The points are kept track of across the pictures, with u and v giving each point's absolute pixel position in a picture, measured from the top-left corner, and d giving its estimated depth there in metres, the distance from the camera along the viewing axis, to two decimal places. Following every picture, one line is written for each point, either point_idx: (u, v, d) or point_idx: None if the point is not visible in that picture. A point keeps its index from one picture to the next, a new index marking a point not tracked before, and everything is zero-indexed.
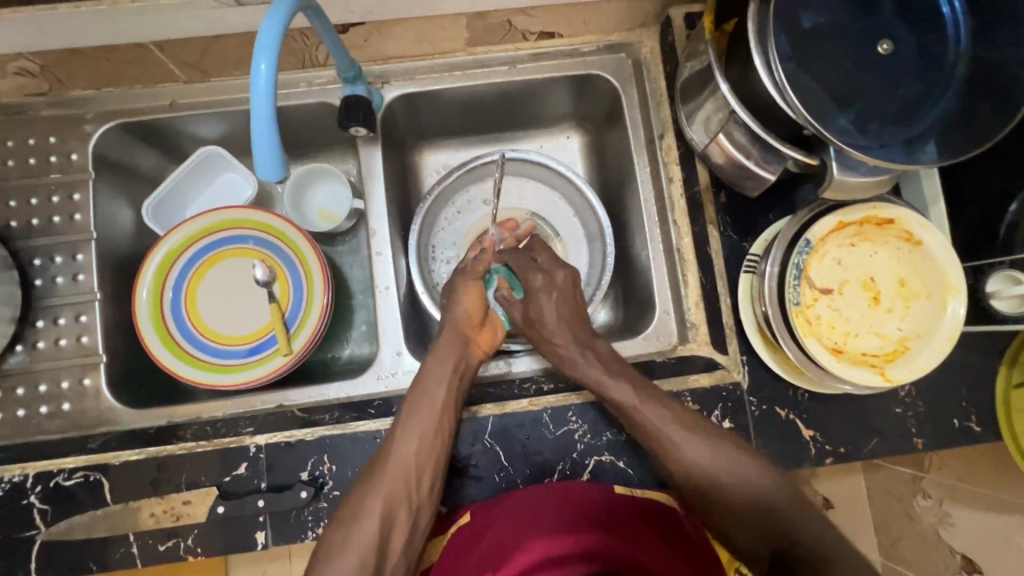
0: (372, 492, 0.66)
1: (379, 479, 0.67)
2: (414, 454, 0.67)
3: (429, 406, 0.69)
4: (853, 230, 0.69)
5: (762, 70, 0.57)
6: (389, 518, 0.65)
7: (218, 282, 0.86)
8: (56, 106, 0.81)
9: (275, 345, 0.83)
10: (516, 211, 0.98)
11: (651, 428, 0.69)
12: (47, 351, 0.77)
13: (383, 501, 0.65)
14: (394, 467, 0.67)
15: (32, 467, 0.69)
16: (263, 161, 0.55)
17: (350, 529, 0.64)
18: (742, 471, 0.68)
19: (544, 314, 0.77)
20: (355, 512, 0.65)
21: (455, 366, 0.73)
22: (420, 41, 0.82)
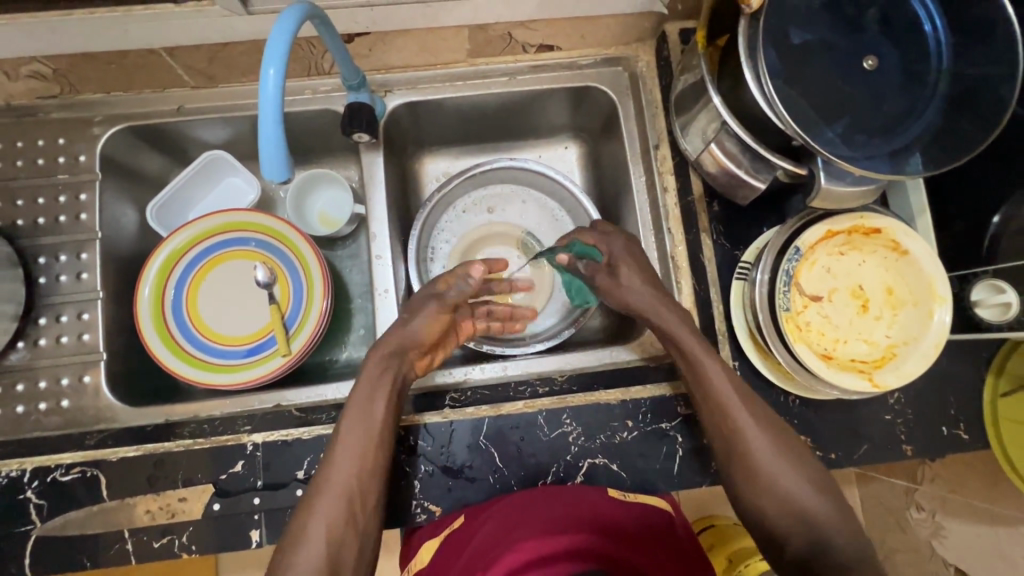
0: (313, 513, 0.60)
1: (321, 498, 0.61)
2: (351, 472, 0.63)
3: (367, 417, 0.66)
4: (842, 239, 0.70)
5: (753, 85, 0.59)
6: (337, 542, 0.59)
7: (212, 282, 0.88)
8: (67, 109, 0.83)
9: (272, 346, 0.85)
10: (510, 224, 1.00)
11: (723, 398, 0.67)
12: (49, 348, 0.78)
13: (327, 522, 0.60)
14: (337, 484, 0.62)
15: (30, 462, 0.69)
16: (269, 163, 0.57)
17: (295, 555, 0.58)
18: (780, 461, 0.64)
19: (636, 288, 0.74)
20: (297, 536, 0.59)
21: (394, 374, 0.70)
22: (423, 52, 0.84)
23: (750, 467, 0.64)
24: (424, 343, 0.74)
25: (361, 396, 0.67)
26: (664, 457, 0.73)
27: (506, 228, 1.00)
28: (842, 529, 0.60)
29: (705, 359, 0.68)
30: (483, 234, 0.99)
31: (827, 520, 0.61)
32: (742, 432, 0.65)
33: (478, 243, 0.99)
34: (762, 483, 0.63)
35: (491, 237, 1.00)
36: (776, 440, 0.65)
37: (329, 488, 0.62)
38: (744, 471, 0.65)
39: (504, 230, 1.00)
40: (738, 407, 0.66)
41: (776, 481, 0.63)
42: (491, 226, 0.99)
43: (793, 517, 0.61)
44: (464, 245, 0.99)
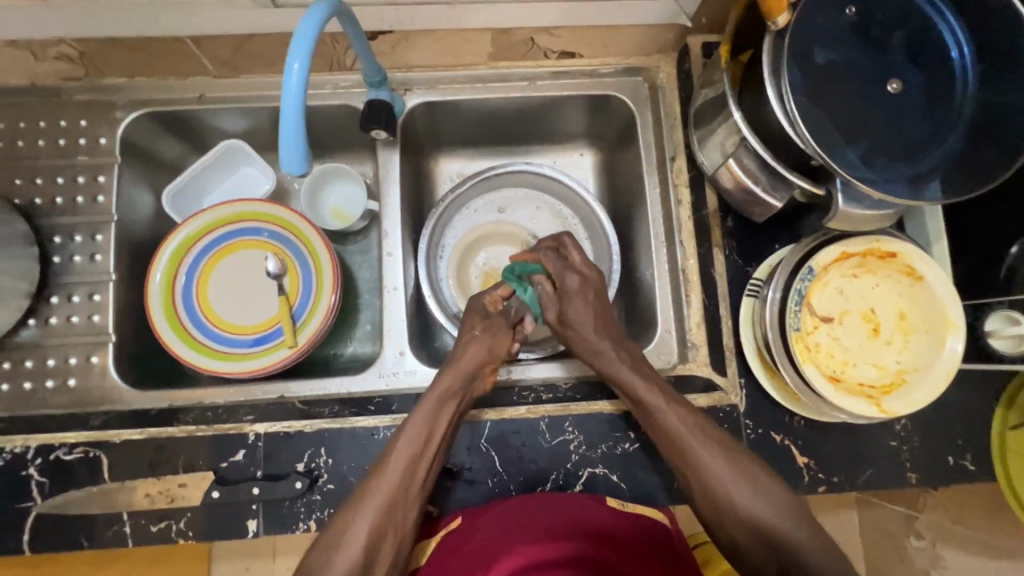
0: (357, 519, 0.62)
1: (365, 506, 0.63)
2: (399, 483, 0.64)
3: (427, 431, 0.67)
4: (856, 261, 0.70)
5: (775, 102, 0.59)
6: (375, 549, 0.61)
7: (237, 274, 0.88)
8: (89, 92, 0.83)
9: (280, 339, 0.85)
10: (519, 227, 1.00)
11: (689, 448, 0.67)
12: (59, 327, 0.78)
13: (369, 529, 0.61)
14: (386, 493, 0.63)
15: (35, 439, 0.70)
16: (288, 156, 0.57)
17: (332, 557, 0.60)
18: (739, 476, 0.66)
19: (586, 336, 0.75)
20: (336, 539, 0.61)
21: (462, 393, 0.70)
22: (445, 53, 0.84)
23: (712, 485, 0.66)
24: (491, 365, 0.73)
25: (425, 409, 0.68)
26: (664, 471, 0.73)
27: (516, 229, 0.99)
28: (807, 544, 0.63)
29: (648, 396, 0.69)
30: (489, 232, 1.00)
31: (792, 535, 0.63)
32: (710, 470, 0.66)
33: (480, 239, 1.00)
34: (723, 498, 0.66)
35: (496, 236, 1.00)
36: (735, 459, 0.67)
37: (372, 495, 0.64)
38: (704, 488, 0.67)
39: (511, 231, 1.00)
40: (693, 434, 0.68)
41: (755, 514, 0.64)
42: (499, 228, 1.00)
43: (758, 531, 0.64)
44: (465, 243, 0.99)
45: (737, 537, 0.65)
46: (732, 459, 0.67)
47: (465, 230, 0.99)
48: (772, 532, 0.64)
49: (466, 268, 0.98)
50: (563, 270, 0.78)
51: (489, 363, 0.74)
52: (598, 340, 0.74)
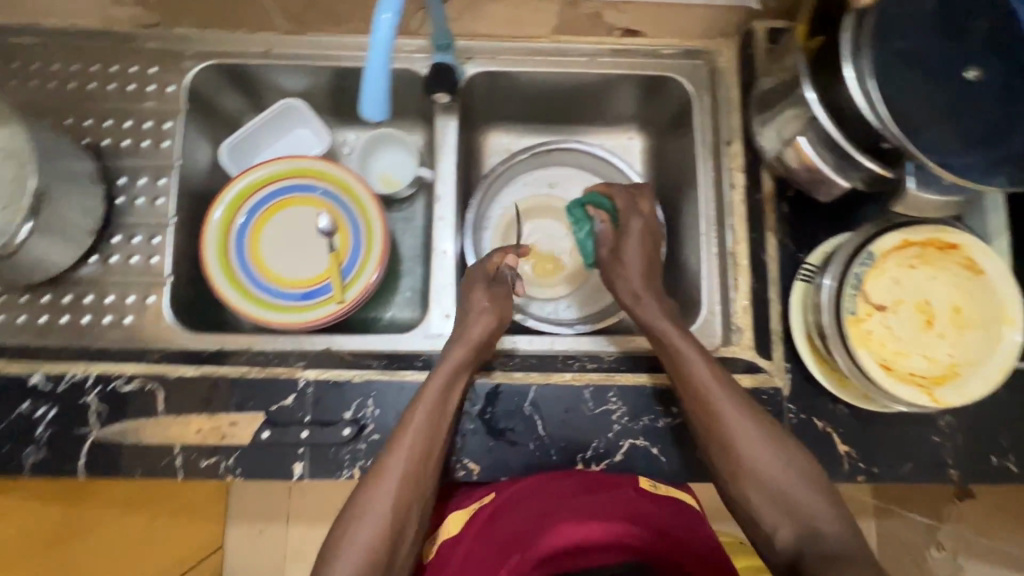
0: (381, 490, 0.63)
1: (382, 476, 0.64)
2: (416, 459, 0.65)
3: (441, 406, 0.68)
4: (915, 251, 0.69)
5: (853, 83, 0.60)
6: (400, 522, 0.63)
7: (280, 232, 0.90)
8: (162, 40, 0.85)
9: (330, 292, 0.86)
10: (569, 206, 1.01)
11: (720, 416, 0.68)
12: (119, 266, 0.80)
13: (393, 501, 0.63)
14: (405, 467, 0.64)
15: (96, 368, 0.71)
16: (370, 101, 0.58)
17: (357, 524, 0.62)
18: (764, 449, 0.66)
19: (631, 280, 0.79)
20: (362, 507, 0.63)
21: (469, 367, 0.71)
22: (511, 23, 0.85)
23: (740, 467, 0.66)
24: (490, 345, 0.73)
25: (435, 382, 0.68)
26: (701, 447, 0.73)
27: (565, 206, 1.00)
28: (834, 528, 0.62)
29: (688, 352, 0.70)
30: (538, 206, 1.01)
31: (817, 513, 0.63)
32: (739, 444, 0.67)
33: (529, 213, 1.00)
34: (746, 471, 0.66)
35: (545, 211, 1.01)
36: (766, 436, 0.67)
37: (392, 469, 0.64)
38: (730, 460, 0.67)
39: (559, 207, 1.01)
40: (727, 404, 0.68)
41: (783, 492, 0.65)
42: (543, 204, 1.01)
43: (783, 506, 0.64)
44: (510, 215, 1.00)
45: (761, 512, 0.65)
46: (755, 431, 0.67)
47: (513, 203, 1.00)
48: (797, 506, 0.64)
49: (509, 239, 0.99)
50: (628, 212, 0.81)
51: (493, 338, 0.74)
52: (641, 287, 0.78)
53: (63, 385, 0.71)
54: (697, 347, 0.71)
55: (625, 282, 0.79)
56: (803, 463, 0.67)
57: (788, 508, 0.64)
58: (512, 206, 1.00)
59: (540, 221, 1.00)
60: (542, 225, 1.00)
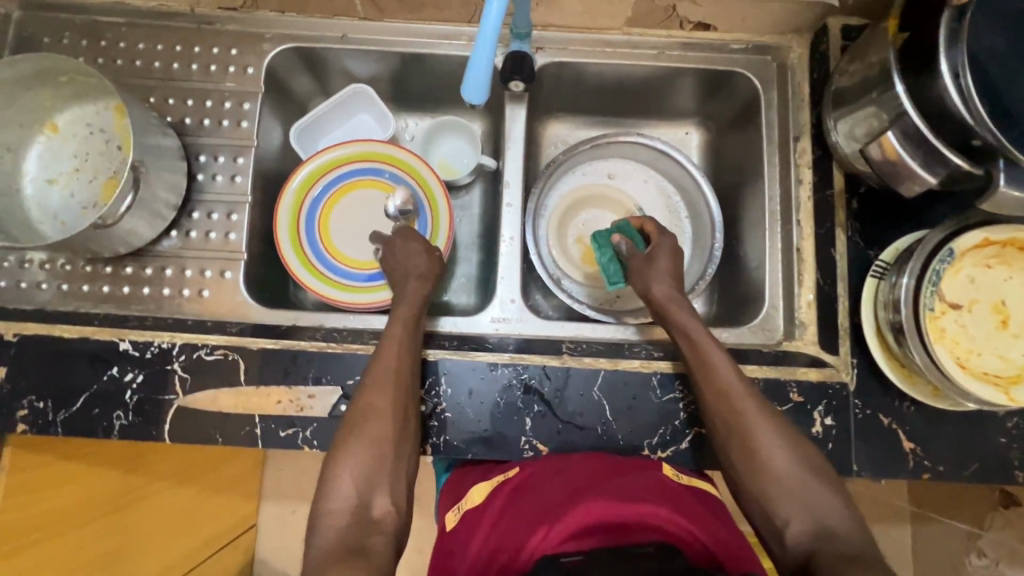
0: (372, 404, 0.66)
1: (369, 424, 0.65)
2: (396, 373, 0.69)
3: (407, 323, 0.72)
4: (993, 250, 0.70)
5: (948, 76, 0.60)
6: (393, 431, 0.66)
7: (343, 214, 0.92)
8: (244, 23, 0.88)
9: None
10: (626, 198, 1.02)
11: (733, 402, 0.67)
12: (198, 241, 0.83)
13: (386, 406, 0.66)
14: (388, 381, 0.68)
15: (180, 337, 0.73)
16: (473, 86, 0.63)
17: (345, 467, 0.63)
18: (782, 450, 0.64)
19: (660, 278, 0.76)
20: (359, 422, 0.66)
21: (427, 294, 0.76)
22: (584, 14, 0.86)
23: (748, 453, 0.65)
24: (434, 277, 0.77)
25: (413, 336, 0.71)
26: None
27: (621, 198, 1.02)
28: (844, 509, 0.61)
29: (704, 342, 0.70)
30: (595, 196, 1.02)
31: (833, 515, 0.60)
32: (749, 430, 0.65)
33: (585, 202, 1.02)
34: (762, 467, 0.64)
35: (602, 201, 1.02)
36: (773, 423, 0.66)
37: (382, 384, 0.68)
38: (746, 459, 0.65)
39: (615, 198, 1.02)
40: (739, 390, 0.67)
41: (790, 483, 0.62)
42: (599, 195, 1.02)
43: (803, 511, 0.61)
44: (567, 202, 1.01)
45: (777, 515, 0.62)
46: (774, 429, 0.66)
47: (570, 193, 1.02)
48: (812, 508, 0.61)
49: (564, 225, 1.01)
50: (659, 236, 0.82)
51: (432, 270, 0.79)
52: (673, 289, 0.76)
53: (150, 352, 0.73)
54: (719, 348, 0.70)
55: (658, 285, 0.76)
56: (805, 449, 0.65)
57: (793, 498, 0.62)
58: (569, 195, 1.01)
59: (594, 209, 1.02)
60: (597, 214, 1.02)
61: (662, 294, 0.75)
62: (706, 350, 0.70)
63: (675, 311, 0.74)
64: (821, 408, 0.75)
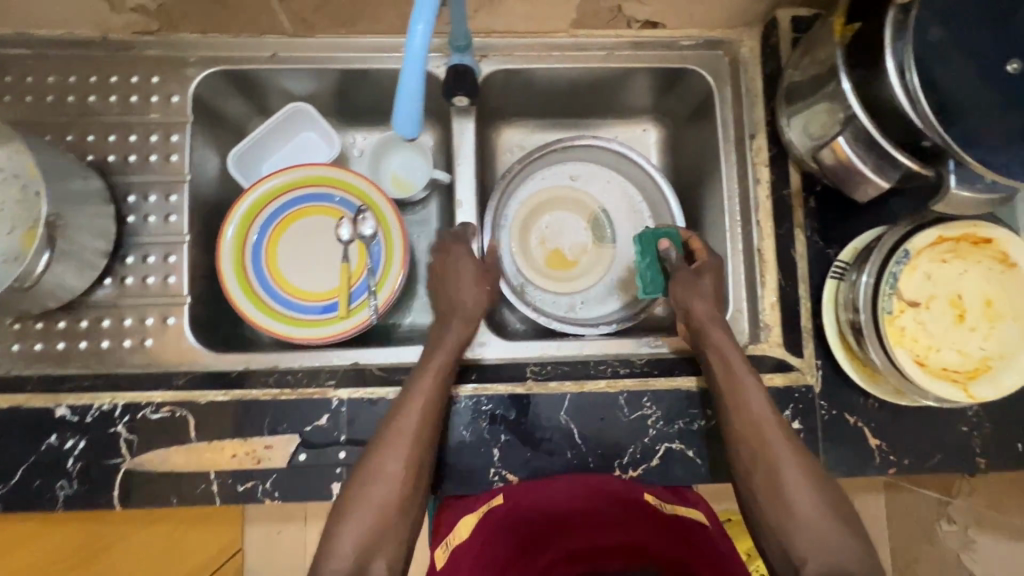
0: (387, 455, 0.64)
1: (374, 472, 0.63)
2: (419, 418, 0.66)
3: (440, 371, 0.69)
4: (948, 246, 0.69)
5: (893, 76, 0.58)
6: (402, 489, 0.62)
7: (300, 244, 0.88)
8: (163, 47, 0.81)
9: (367, 294, 0.84)
10: (591, 199, 1.00)
11: (765, 436, 0.65)
12: (135, 287, 0.78)
13: (402, 465, 0.63)
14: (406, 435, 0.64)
15: (123, 397, 0.70)
16: (404, 118, 0.56)
17: (347, 521, 0.60)
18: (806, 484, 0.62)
19: (701, 299, 0.74)
20: (373, 473, 0.63)
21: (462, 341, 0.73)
22: (527, 19, 0.81)
23: (775, 493, 0.62)
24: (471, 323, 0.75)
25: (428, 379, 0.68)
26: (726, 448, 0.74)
27: (585, 201, 0.99)
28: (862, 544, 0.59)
29: (741, 373, 0.69)
30: (557, 201, 0.99)
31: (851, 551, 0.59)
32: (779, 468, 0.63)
33: (548, 206, 0.99)
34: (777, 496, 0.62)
35: (565, 204, 0.99)
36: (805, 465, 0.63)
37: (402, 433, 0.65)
38: (770, 497, 0.63)
39: (577, 199, 1.00)
40: (773, 426, 0.66)
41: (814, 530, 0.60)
42: (560, 199, 0.99)
43: (820, 555, 0.58)
44: (529, 208, 0.98)
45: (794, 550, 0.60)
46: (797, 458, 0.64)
47: (532, 197, 0.99)
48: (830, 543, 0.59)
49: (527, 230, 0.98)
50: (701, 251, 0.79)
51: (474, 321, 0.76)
52: (713, 312, 0.73)
53: (91, 416, 0.69)
54: (753, 377, 0.69)
55: (700, 307, 0.73)
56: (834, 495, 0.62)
57: (814, 545, 0.59)
58: (529, 202, 0.99)
59: (559, 212, 0.99)
60: (561, 218, 0.99)
61: (702, 314, 0.73)
62: (739, 375, 0.69)
63: (713, 335, 0.72)
64: (788, 412, 0.75)
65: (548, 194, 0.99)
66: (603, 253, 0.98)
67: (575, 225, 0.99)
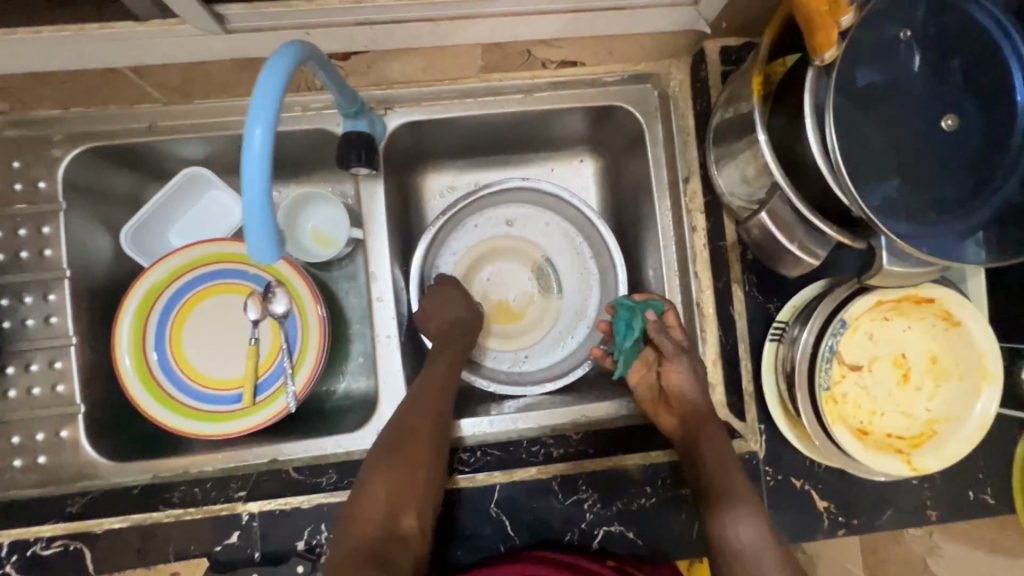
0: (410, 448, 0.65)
1: (376, 482, 0.63)
2: (424, 439, 0.66)
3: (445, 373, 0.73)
4: (889, 306, 0.64)
5: (818, 152, 0.52)
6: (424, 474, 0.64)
7: (224, 309, 0.81)
8: (21, 127, 0.72)
9: (280, 380, 0.79)
10: (530, 245, 0.93)
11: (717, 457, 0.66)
12: (20, 400, 0.71)
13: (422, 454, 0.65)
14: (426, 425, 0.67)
15: (6, 536, 0.65)
16: (255, 241, 0.47)
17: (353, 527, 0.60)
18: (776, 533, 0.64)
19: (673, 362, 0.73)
20: (369, 489, 0.63)
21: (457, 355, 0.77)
22: (430, 69, 0.72)
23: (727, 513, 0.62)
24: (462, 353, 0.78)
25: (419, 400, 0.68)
26: (669, 526, 0.70)
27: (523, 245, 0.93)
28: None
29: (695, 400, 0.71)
30: (495, 247, 0.93)
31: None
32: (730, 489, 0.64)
33: (489, 257, 0.93)
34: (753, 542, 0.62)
35: (506, 252, 0.93)
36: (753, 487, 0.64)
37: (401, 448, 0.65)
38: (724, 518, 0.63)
39: (518, 247, 0.93)
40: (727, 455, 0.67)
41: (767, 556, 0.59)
42: (498, 245, 0.93)
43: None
44: (472, 256, 0.92)
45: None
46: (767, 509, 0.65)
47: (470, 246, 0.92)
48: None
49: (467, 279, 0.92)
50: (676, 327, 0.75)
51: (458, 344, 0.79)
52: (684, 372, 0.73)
53: None
54: (705, 415, 0.71)
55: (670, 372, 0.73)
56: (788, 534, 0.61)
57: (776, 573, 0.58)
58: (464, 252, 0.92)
59: (504, 262, 0.93)
60: (505, 267, 0.93)
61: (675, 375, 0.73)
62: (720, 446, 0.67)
63: (679, 387, 0.72)
64: None
65: (488, 244, 0.92)
66: (547, 305, 0.92)
67: (518, 275, 0.93)
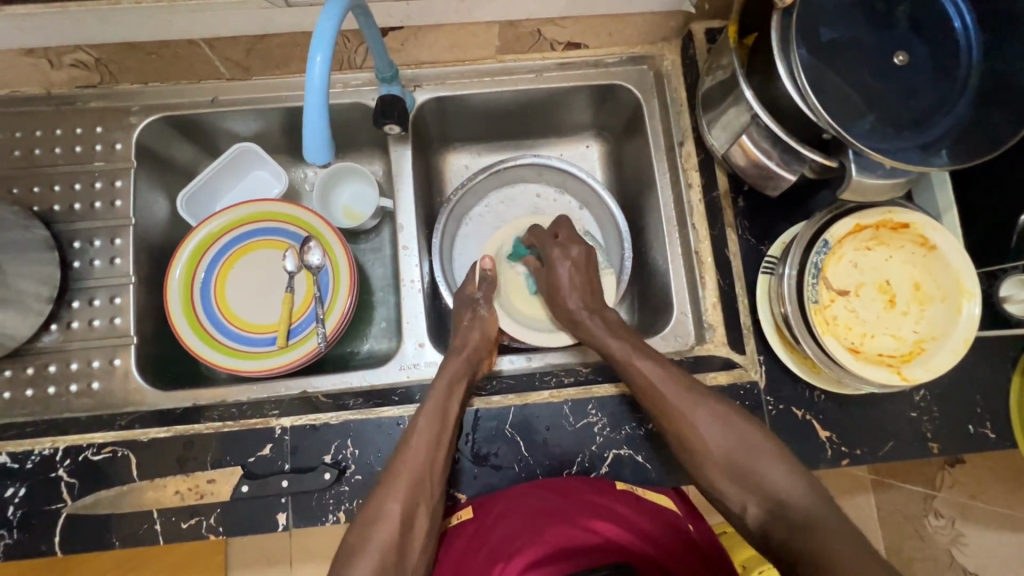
0: (389, 493, 0.65)
1: (394, 482, 0.66)
2: (429, 435, 0.68)
3: (440, 415, 0.69)
4: (869, 234, 0.71)
5: (786, 79, 0.60)
6: (407, 520, 0.64)
7: (245, 308, 0.87)
8: (104, 99, 0.84)
9: (311, 326, 0.85)
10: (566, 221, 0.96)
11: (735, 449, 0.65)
12: (81, 331, 0.79)
13: (400, 503, 0.65)
14: (410, 471, 0.66)
15: (62, 441, 0.71)
16: (312, 146, 0.58)
17: (369, 531, 0.63)
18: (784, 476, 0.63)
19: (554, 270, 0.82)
20: (373, 513, 0.64)
21: (466, 375, 0.74)
22: (455, 48, 0.85)
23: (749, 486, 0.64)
24: (491, 347, 0.79)
25: (435, 397, 0.70)
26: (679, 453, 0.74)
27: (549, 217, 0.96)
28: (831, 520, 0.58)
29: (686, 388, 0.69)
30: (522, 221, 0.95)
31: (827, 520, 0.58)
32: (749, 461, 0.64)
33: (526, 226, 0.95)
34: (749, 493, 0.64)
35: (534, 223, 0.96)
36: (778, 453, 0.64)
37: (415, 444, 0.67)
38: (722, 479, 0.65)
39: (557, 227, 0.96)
40: (747, 436, 0.66)
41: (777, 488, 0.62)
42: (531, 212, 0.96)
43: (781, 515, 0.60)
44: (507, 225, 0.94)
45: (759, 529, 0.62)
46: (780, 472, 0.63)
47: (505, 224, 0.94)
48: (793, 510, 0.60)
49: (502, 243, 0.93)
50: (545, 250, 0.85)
51: (488, 351, 0.79)
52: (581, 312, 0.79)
53: (31, 462, 0.71)
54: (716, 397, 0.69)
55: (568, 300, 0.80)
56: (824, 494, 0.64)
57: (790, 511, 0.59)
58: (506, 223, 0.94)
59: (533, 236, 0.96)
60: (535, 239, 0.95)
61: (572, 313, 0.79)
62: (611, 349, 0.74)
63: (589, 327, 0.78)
64: None
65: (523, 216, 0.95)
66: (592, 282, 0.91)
67: None
